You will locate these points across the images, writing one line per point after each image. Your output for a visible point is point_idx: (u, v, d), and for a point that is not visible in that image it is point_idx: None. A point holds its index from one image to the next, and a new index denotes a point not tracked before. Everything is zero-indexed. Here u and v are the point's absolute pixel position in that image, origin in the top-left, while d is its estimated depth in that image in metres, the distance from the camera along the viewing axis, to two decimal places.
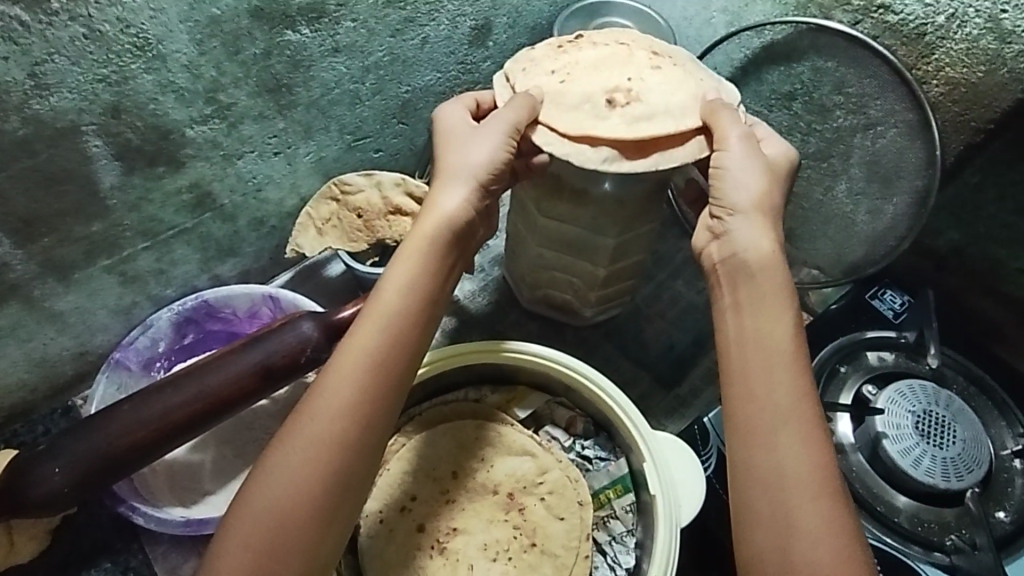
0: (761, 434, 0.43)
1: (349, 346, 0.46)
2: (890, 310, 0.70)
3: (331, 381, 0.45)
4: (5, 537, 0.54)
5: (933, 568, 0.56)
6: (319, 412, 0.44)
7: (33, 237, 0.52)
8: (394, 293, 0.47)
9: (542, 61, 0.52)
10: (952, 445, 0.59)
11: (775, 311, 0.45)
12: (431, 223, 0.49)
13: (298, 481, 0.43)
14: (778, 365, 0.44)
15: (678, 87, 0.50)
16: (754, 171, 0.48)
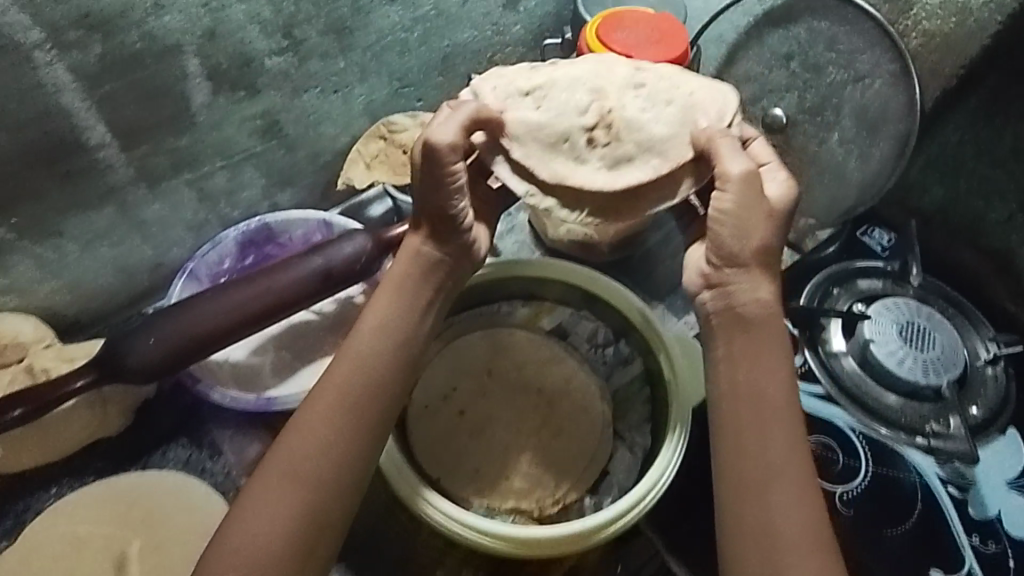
0: (760, 488, 0.50)
1: (329, 382, 0.53)
2: (878, 246, 0.79)
3: (312, 412, 0.52)
4: (99, 411, 0.62)
5: (913, 449, 0.64)
6: (303, 450, 0.50)
7: (135, 143, 0.60)
8: (374, 337, 0.54)
9: (518, 80, 0.53)
10: (933, 349, 0.66)
11: (768, 366, 0.52)
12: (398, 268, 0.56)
13: (280, 513, 0.49)
14: (766, 417, 0.51)
15: (660, 114, 0.52)
16: (758, 224, 0.51)
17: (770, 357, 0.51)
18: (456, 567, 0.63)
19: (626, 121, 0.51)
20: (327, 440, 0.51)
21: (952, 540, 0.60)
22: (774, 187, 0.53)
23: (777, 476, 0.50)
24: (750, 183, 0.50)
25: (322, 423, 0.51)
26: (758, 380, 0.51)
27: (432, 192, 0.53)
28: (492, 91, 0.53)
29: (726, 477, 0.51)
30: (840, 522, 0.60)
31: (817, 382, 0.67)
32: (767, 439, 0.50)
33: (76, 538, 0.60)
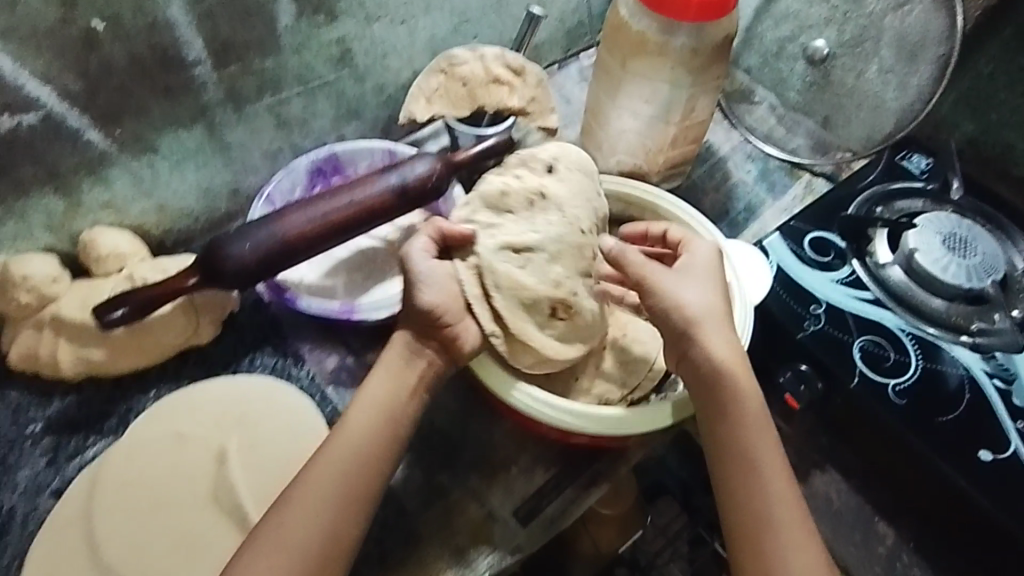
0: (758, 535, 0.54)
1: (322, 473, 0.53)
2: (917, 169, 0.84)
3: (309, 499, 0.52)
4: (193, 319, 0.67)
5: (959, 346, 0.68)
6: (303, 512, 0.52)
7: (226, 62, 0.64)
8: (365, 413, 0.55)
9: (507, 228, 0.58)
10: (974, 255, 0.70)
11: (741, 420, 0.56)
12: (389, 357, 0.57)
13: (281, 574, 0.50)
14: (753, 464, 0.55)
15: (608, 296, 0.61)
16: (683, 291, 0.58)
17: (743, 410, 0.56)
18: (529, 465, 0.66)
19: (583, 306, 0.60)
20: (328, 524, 0.52)
21: (999, 423, 0.64)
22: (696, 264, 0.60)
23: (773, 516, 0.54)
24: (665, 279, 0.58)
25: (321, 506, 0.52)
26: (737, 437, 0.56)
27: (410, 309, 0.57)
28: (483, 243, 0.58)
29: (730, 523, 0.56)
30: (891, 408, 0.64)
31: (866, 288, 0.71)
32: (758, 486, 0.55)
33: (178, 434, 0.63)
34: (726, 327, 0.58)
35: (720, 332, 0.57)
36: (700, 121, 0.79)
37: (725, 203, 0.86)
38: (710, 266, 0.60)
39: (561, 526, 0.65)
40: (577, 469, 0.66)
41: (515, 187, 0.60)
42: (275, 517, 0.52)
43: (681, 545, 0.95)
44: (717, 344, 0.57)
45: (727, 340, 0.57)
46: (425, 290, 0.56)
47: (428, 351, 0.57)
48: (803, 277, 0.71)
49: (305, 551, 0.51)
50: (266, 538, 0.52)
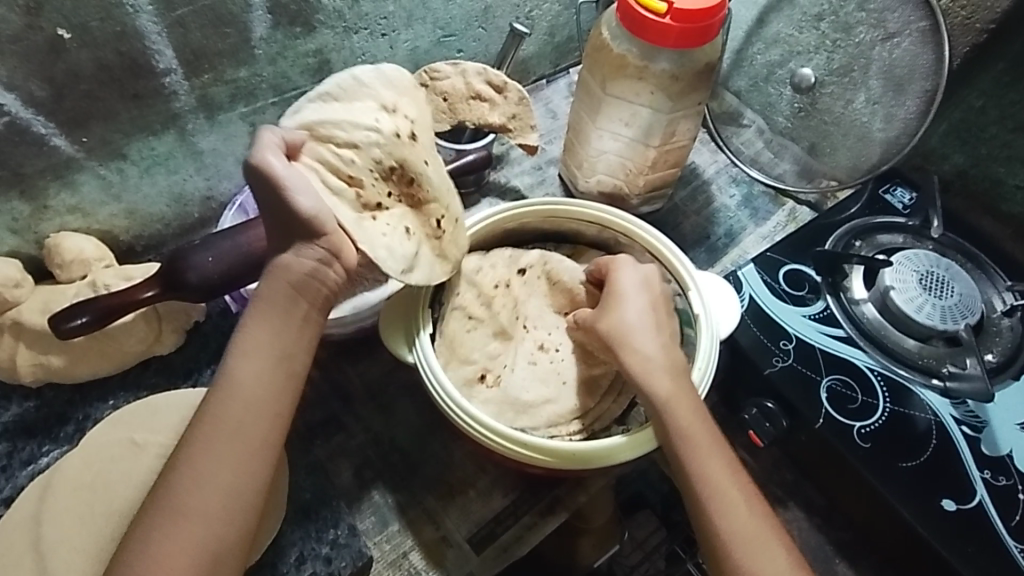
0: (700, 511, 0.55)
1: (214, 433, 0.49)
2: (899, 203, 0.82)
3: (211, 461, 0.49)
4: (155, 328, 0.67)
5: (929, 390, 0.67)
6: (196, 457, 0.49)
7: (198, 71, 0.63)
8: (252, 350, 0.51)
9: (374, 152, 0.53)
10: (950, 296, 0.69)
11: (664, 403, 0.56)
12: (275, 283, 0.51)
13: (178, 525, 0.47)
14: (685, 441, 0.56)
15: (543, 383, 0.64)
16: (617, 315, 0.60)
17: (660, 395, 0.57)
18: (488, 488, 0.65)
19: (510, 382, 0.63)
20: (229, 485, 0.49)
21: (966, 471, 0.63)
22: (620, 289, 0.61)
23: (709, 489, 0.55)
24: (599, 313, 0.62)
25: (216, 450, 0.49)
26: (669, 419, 0.56)
27: (280, 218, 0.50)
28: (351, 164, 0.53)
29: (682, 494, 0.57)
30: (853, 449, 0.63)
31: (838, 325, 0.70)
32: (695, 462, 0.55)
33: (133, 442, 0.62)
34: (645, 338, 0.59)
35: (638, 337, 0.59)
36: (682, 144, 0.78)
37: (705, 226, 0.85)
38: (649, 283, 0.62)
39: (516, 553, 0.64)
40: (537, 495, 0.66)
41: (362, 96, 0.55)
42: (170, 489, 0.48)
43: (657, 559, 0.83)
44: (636, 343, 0.59)
45: (644, 343, 0.59)
46: (296, 195, 0.48)
47: (311, 258, 0.50)
48: (775, 310, 0.70)
49: (216, 516, 0.48)
50: (164, 511, 0.48)
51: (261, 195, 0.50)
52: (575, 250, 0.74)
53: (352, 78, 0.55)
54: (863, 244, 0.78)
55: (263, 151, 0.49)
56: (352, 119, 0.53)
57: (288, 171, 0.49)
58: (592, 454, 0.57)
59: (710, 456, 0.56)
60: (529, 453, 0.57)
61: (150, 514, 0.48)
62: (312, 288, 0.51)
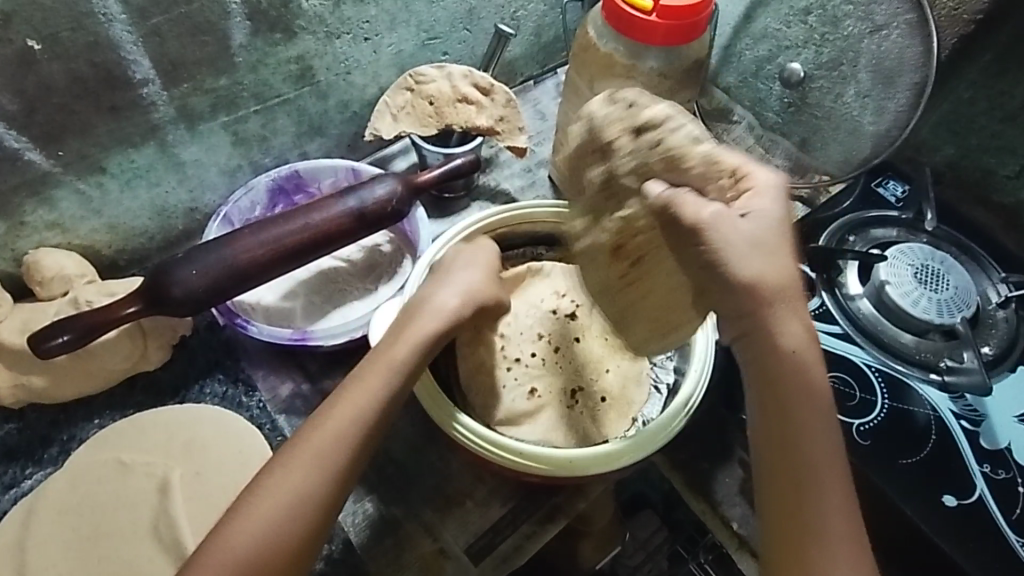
0: (817, 540, 0.46)
1: (331, 421, 0.51)
2: (892, 196, 0.81)
3: (322, 447, 0.50)
4: (140, 345, 0.65)
5: (928, 385, 0.65)
6: (327, 440, 0.50)
7: (176, 81, 0.62)
8: (406, 353, 0.55)
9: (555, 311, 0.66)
10: (945, 289, 0.69)
11: (810, 414, 0.48)
12: (433, 316, 0.57)
13: (286, 508, 0.48)
14: (821, 467, 0.47)
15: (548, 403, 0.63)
16: (746, 262, 0.47)
17: (810, 400, 0.48)
18: (486, 498, 0.64)
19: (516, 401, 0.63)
20: (331, 477, 0.50)
21: (966, 467, 0.62)
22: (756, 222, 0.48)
23: (829, 525, 0.47)
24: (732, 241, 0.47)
25: (341, 441, 0.51)
26: (804, 428, 0.48)
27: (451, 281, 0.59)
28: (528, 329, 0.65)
29: (778, 516, 0.48)
30: (854, 449, 0.62)
31: (835, 322, 0.69)
32: (822, 495, 0.47)
33: (120, 463, 0.61)
34: (797, 316, 0.49)
35: (790, 317, 0.49)
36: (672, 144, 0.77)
37: None
38: (771, 217, 0.49)
39: (515, 564, 0.63)
40: (535, 503, 0.64)
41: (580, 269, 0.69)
42: (287, 470, 0.49)
43: (660, 560, 0.82)
44: (788, 327, 0.49)
45: (800, 329, 0.49)
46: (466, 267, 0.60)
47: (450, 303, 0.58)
48: None
49: (307, 507, 0.49)
50: (262, 490, 0.49)
51: (467, 271, 0.60)
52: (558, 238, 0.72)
53: None
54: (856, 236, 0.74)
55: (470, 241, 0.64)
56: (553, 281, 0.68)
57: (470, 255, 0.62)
58: (592, 462, 0.56)
59: (838, 489, 0.48)
60: (515, 459, 0.56)
61: (248, 493, 0.50)
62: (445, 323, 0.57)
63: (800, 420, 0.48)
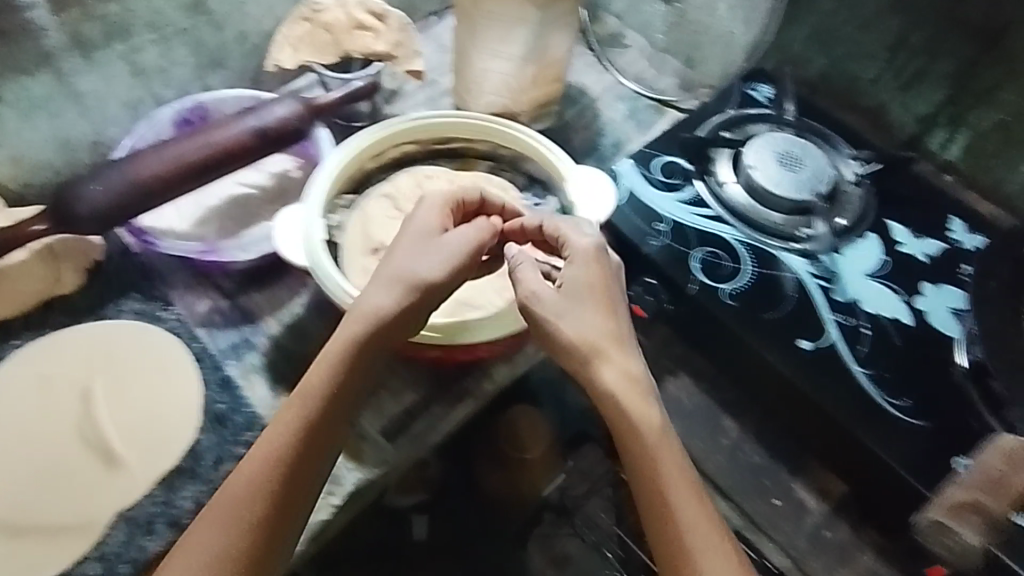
0: (678, 551, 0.54)
1: (243, 473, 0.55)
2: (762, 98, 0.86)
3: (236, 496, 0.54)
4: (53, 268, 0.68)
5: (788, 254, 0.73)
6: (244, 484, 0.54)
7: (64, 5, 0.65)
8: (316, 375, 0.58)
9: None
10: (802, 169, 0.76)
11: (656, 436, 0.57)
12: (363, 321, 0.59)
13: (215, 558, 0.53)
14: (672, 481, 0.56)
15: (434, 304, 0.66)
16: (566, 321, 0.59)
17: (648, 429, 0.57)
18: (400, 388, 0.69)
19: None
20: (246, 526, 0.53)
21: (819, 318, 0.69)
22: (576, 279, 0.60)
23: (693, 530, 0.55)
24: (552, 311, 0.59)
25: (257, 481, 0.54)
26: (651, 450, 0.56)
27: (390, 268, 0.61)
28: None
29: (653, 526, 0.56)
30: (724, 308, 0.69)
31: (706, 206, 0.75)
32: (677, 501, 0.55)
33: (43, 376, 0.64)
34: (624, 353, 0.59)
35: (613, 354, 0.58)
36: (558, 59, 0.84)
37: (593, 138, 0.88)
38: (596, 268, 0.61)
39: (429, 439, 0.67)
40: (446, 388, 0.70)
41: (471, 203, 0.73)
42: (212, 514, 0.54)
43: None
44: (608, 365, 0.58)
45: (632, 368, 0.58)
46: (425, 264, 0.60)
47: (388, 295, 0.59)
48: (649, 198, 0.75)
49: (238, 550, 0.53)
50: (191, 536, 0.54)
51: (417, 258, 0.60)
52: (473, 153, 0.78)
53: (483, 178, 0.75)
54: (727, 130, 0.81)
55: (432, 211, 0.63)
56: None
57: (440, 243, 0.61)
58: (489, 329, 0.64)
59: (695, 499, 0.56)
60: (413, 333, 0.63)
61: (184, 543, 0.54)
62: (382, 321, 0.59)
63: (653, 442, 0.57)
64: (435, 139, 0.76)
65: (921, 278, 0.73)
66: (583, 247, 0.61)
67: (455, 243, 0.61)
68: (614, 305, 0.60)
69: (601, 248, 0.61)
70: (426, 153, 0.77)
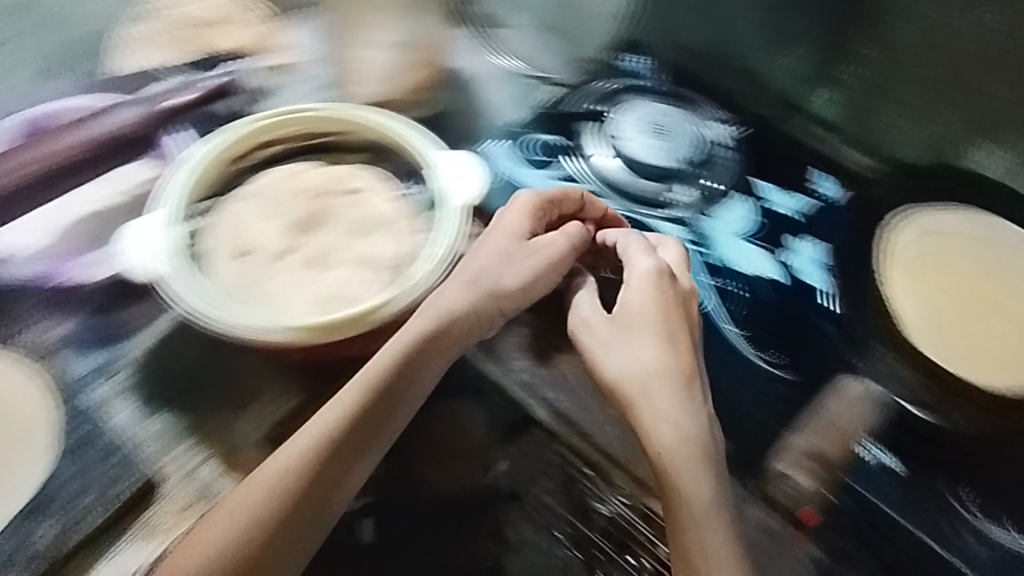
0: None
1: (280, 459, 0.55)
2: (635, 69, 0.88)
3: (269, 476, 0.54)
4: None
5: (658, 220, 0.74)
6: (278, 471, 0.54)
7: None
8: (381, 362, 0.59)
9: (330, 238, 0.70)
10: (665, 137, 0.80)
11: (706, 498, 0.54)
12: (417, 322, 0.61)
13: (233, 543, 0.51)
14: (714, 555, 0.51)
15: (304, 299, 0.65)
16: (612, 354, 0.61)
17: (698, 504, 0.53)
18: (276, 394, 0.67)
19: (278, 300, 0.65)
20: (268, 516, 0.52)
21: (692, 282, 0.71)
22: (634, 301, 0.62)
23: None
24: (614, 331, 0.62)
25: (290, 475, 0.54)
26: (692, 509, 0.53)
27: (483, 267, 0.64)
28: (296, 252, 0.69)
29: None
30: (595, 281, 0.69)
31: (576, 179, 0.78)
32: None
33: None
34: (686, 400, 0.58)
35: (669, 400, 0.57)
36: (430, 44, 0.83)
37: (473, 120, 0.85)
38: (655, 300, 0.62)
39: None
40: (324, 388, 0.67)
41: (343, 198, 0.73)
42: (245, 493, 0.54)
43: None
44: (666, 420, 0.57)
45: (685, 415, 0.57)
46: (506, 274, 0.64)
47: (451, 295, 0.63)
48: (521, 176, 0.78)
49: (251, 543, 0.52)
50: (223, 506, 0.53)
51: (501, 262, 0.65)
52: (347, 145, 0.76)
53: (355, 171, 0.74)
54: (599, 105, 0.84)
55: (528, 211, 0.67)
56: (330, 214, 0.72)
57: (527, 247, 0.66)
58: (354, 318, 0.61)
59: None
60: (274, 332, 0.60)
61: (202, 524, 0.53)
62: (462, 324, 0.62)
63: (689, 498, 0.54)
64: (308, 131, 0.75)
65: (784, 233, 0.75)
66: (641, 265, 0.64)
67: (535, 253, 0.66)
68: (675, 337, 0.61)
69: (659, 272, 0.63)
70: (294, 147, 0.75)
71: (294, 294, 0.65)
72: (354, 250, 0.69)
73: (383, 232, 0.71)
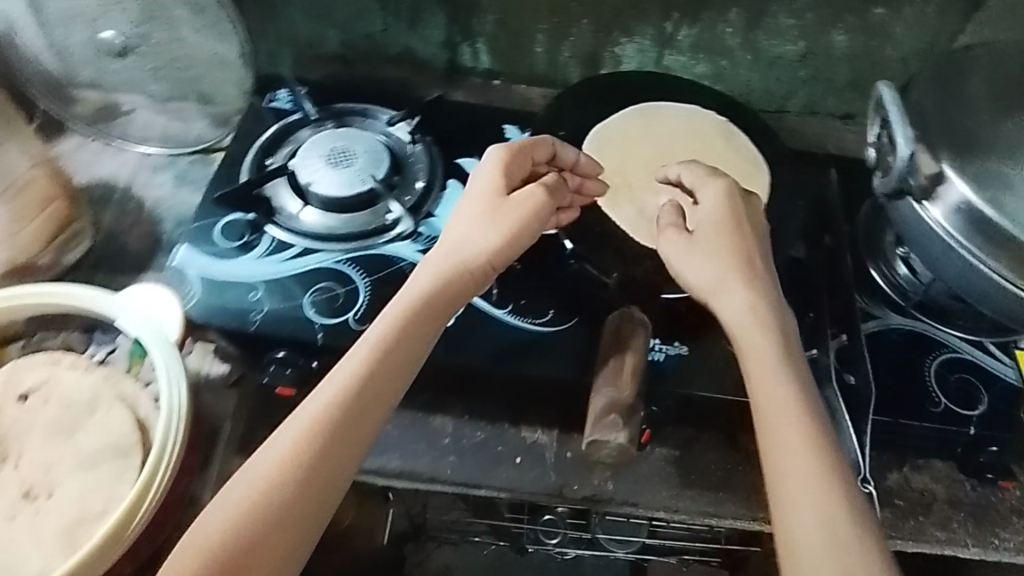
0: (780, 485, 0.49)
1: (295, 425, 0.50)
2: (287, 104, 0.81)
3: (259, 476, 0.48)
4: None
5: (388, 245, 0.71)
6: (292, 436, 0.49)
7: None
8: (394, 312, 0.55)
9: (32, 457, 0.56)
10: (354, 161, 0.74)
11: (788, 371, 0.54)
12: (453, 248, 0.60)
13: (237, 522, 0.46)
14: (800, 413, 0.51)
15: (36, 550, 0.52)
16: (686, 267, 0.61)
17: (780, 375, 0.53)
18: None
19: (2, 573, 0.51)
20: (281, 496, 0.47)
21: None
22: (704, 217, 0.62)
23: (804, 460, 0.49)
24: (683, 243, 0.62)
25: (304, 443, 0.49)
26: (777, 381, 0.53)
27: (495, 204, 0.61)
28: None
29: (773, 472, 0.50)
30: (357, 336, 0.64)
31: (288, 246, 0.70)
32: (796, 443, 0.50)
33: None
34: (758, 295, 0.58)
35: (740, 299, 0.58)
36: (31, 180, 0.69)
37: (151, 229, 0.75)
38: (721, 214, 0.62)
39: None
40: None
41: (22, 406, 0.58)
42: (257, 466, 0.48)
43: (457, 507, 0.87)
44: (745, 312, 0.57)
45: (759, 305, 0.57)
46: (486, 233, 0.60)
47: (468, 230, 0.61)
48: (228, 274, 0.68)
49: (253, 515, 0.46)
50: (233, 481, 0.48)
51: (480, 220, 0.60)
52: None
53: (22, 366, 0.59)
54: (271, 156, 0.76)
55: (507, 159, 0.63)
56: (18, 430, 0.57)
57: (509, 199, 0.61)
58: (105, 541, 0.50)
59: (816, 441, 0.50)
60: None
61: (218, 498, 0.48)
62: (447, 288, 0.58)
63: (766, 366, 0.54)
64: None
65: None
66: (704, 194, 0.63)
67: (514, 211, 0.61)
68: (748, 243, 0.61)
69: (733, 193, 0.62)
70: None
71: (19, 553, 0.52)
72: (68, 455, 0.56)
73: (96, 416, 0.57)
